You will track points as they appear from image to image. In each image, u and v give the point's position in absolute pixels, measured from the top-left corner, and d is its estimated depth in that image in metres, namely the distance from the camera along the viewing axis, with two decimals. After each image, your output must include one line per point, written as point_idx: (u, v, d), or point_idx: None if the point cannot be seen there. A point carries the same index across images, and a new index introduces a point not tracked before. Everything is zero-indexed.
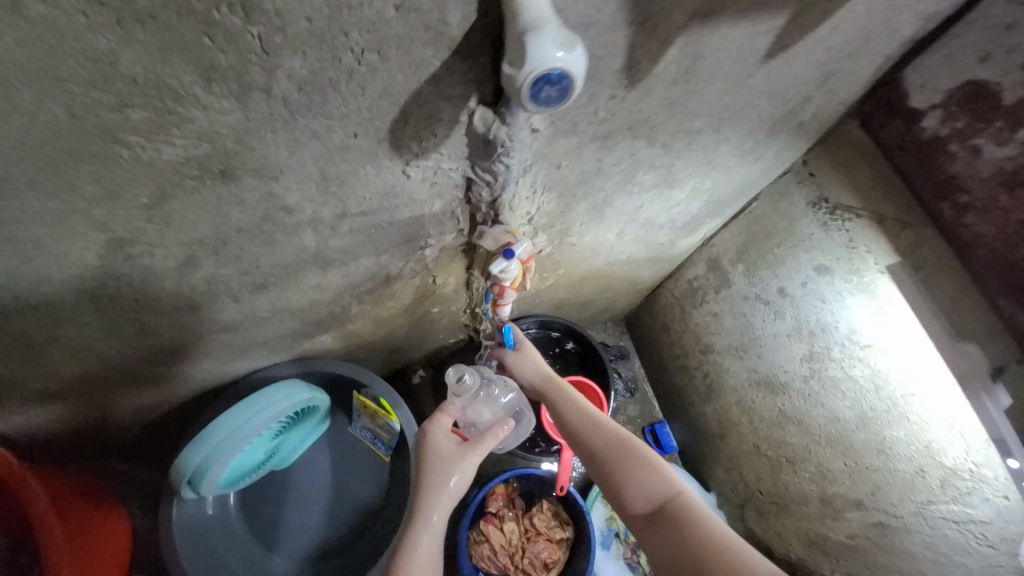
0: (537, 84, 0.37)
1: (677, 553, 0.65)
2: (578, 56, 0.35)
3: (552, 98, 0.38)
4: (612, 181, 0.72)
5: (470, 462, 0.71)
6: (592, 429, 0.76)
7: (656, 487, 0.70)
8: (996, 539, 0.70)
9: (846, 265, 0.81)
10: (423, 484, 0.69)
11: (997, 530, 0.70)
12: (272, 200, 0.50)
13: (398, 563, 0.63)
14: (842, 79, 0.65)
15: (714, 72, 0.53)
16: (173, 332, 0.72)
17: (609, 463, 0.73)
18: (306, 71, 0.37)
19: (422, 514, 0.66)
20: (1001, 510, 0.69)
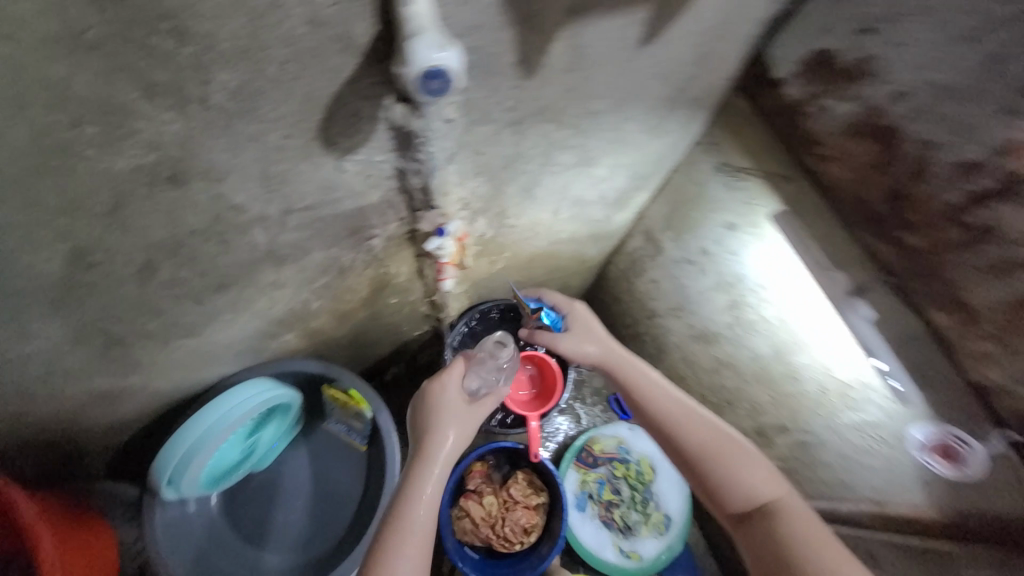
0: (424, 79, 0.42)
1: (767, 546, 0.66)
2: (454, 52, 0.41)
3: (439, 90, 0.43)
4: (534, 163, 0.81)
5: (472, 420, 0.76)
6: (708, 435, 0.74)
7: (753, 486, 0.70)
8: (889, 439, 0.78)
9: (747, 219, 0.90)
10: (430, 430, 0.74)
11: (887, 431, 0.78)
12: (219, 200, 0.55)
13: (399, 508, 0.67)
14: (718, 58, 0.75)
15: (599, 60, 0.62)
16: (138, 339, 0.76)
17: (720, 458, 0.72)
18: (237, 82, 0.43)
19: (429, 460, 0.72)
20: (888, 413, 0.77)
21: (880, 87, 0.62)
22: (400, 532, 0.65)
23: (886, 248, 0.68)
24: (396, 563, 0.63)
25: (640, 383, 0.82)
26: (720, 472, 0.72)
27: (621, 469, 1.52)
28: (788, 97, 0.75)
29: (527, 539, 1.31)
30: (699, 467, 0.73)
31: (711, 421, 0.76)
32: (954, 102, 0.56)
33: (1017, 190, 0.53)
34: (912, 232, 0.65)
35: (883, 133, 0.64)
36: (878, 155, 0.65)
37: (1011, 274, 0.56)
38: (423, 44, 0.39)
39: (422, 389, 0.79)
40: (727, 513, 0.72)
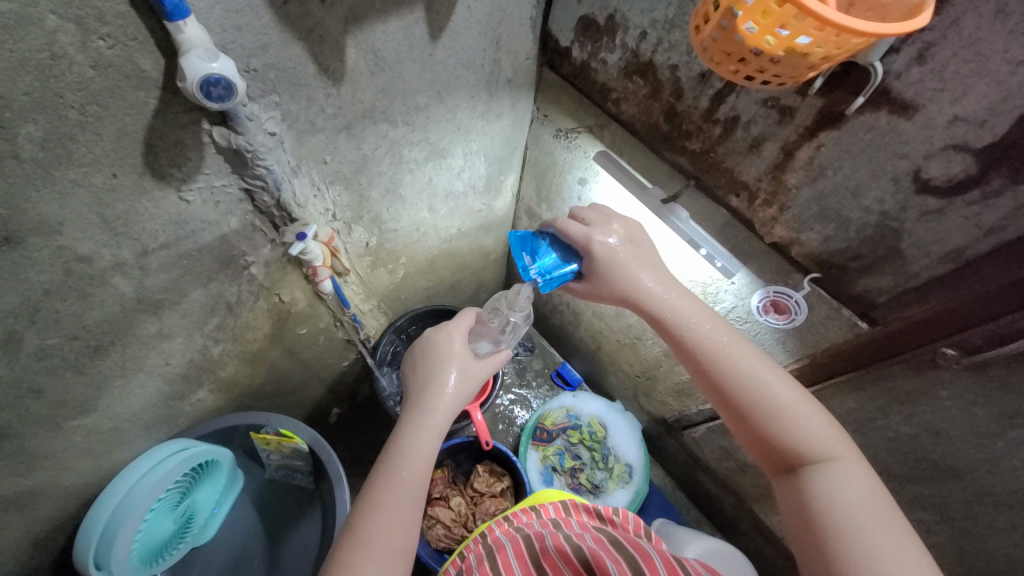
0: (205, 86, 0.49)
1: (802, 508, 0.63)
2: (231, 66, 0.48)
3: (223, 96, 0.50)
4: (386, 164, 0.89)
5: (470, 371, 0.83)
6: (749, 379, 0.68)
7: (816, 435, 0.65)
8: (745, 314, 0.90)
9: (590, 170, 1.02)
10: (434, 379, 0.80)
11: (741, 310, 0.90)
12: (65, 252, 0.58)
13: (393, 450, 0.73)
14: (513, 42, 0.88)
15: (399, 58, 0.72)
16: (23, 427, 0.75)
17: (773, 415, 0.67)
18: (42, 132, 0.48)
19: (427, 408, 0.78)
20: (737, 293, 0.88)
21: (630, 33, 0.77)
22: (392, 475, 0.70)
23: (683, 159, 0.83)
24: (386, 503, 0.68)
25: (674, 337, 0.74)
26: (759, 423, 0.67)
27: (576, 435, 1.59)
28: (578, 60, 0.89)
29: None
30: (753, 420, 0.68)
31: (756, 371, 0.69)
32: (677, 31, 0.71)
33: (736, 84, 0.68)
34: (692, 138, 0.79)
35: (644, 69, 0.79)
36: (647, 87, 0.81)
37: (759, 149, 0.71)
38: (197, 61, 0.46)
39: (426, 336, 0.86)
40: (772, 462, 0.69)
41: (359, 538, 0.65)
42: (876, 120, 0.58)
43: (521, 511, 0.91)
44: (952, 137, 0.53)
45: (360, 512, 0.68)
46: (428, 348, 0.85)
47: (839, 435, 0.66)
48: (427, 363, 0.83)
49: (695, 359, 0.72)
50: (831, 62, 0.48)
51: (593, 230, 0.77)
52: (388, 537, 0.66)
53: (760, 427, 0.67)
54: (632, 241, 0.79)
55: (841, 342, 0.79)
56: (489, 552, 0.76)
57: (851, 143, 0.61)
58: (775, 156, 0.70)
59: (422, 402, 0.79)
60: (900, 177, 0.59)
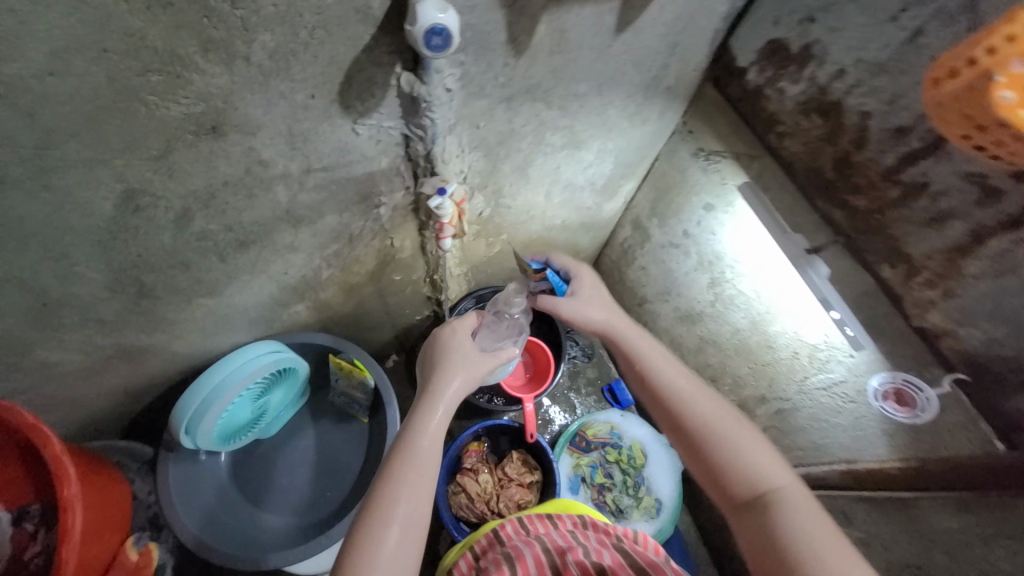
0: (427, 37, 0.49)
1: (766, 541, 0.60)
2: (455, 18, 0.48)
3: (440, 49, 0.50)
4: (527, 142, 0.90)
5: (476, 362, 0.77)
6: (696, 407, 0.70)
7: (761, 466, 0.66)
8: (853, 393, 0.86)
9: (723, 199, 1.00)
10: (438, 374, 0.74)
11: (852, 386, 0.86)
12: (251, 154, 0.65)
13: (399, 447, 0.66)
14: (688, 50, 0.86)
15: (580, 44, 0.72)
16: (164, 293, 0.85)
17: (718, 443, 0.68)
18: (275, 43, 0.53)
19: (435, 404, 0.71)
20: (850, 367, 0.85)
21: (825, 66, 0.72)
22: (403, 472, 0.63)
23: (839, 212, 0.77)
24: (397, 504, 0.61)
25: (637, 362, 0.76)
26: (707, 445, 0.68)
27: (613, 454, 1.56)
28: (751, 83, 0.84)
29: None
30: (700, 442, 0.69)
31: (700, 400, 0.71)
32: (885, 78, 0.65)
33: (939, 148, 0.62)
34: (858, 195, 0.73)
35: (828, 107, 0.73)
36: (824, 126, 0.75)
37: (941, 225, 0.65)
38: (429, 10, 0.47)
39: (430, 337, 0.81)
40: (727, 497, 0.67)
41: (371, 542, 0.59)
42: None
43: (536, 518, 0.87)
44: None
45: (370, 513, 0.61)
46: (431, 340, 0.80)
47: (783, 466, 0.67)
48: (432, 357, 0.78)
49: (644, 382, 0.75)
50: None
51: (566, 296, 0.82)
52: (398, 547, 0.59)
53: (710, 449, 0.68)
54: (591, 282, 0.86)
55: (965, 456, 0.73)
56: (507, 559, 0.73)
57: None
58: (959, 237, 0.63)
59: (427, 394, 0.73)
60: None
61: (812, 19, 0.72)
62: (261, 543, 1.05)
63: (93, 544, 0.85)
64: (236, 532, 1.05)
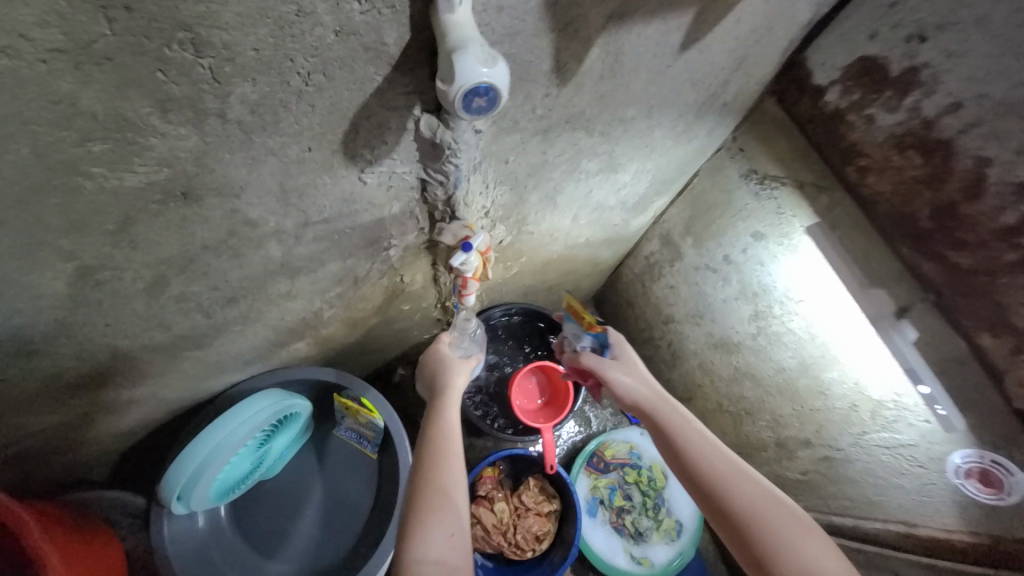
0: (467, 96, 0.41)
1: None
2: (503, 73, 0.40)
3: (482, 108, 0.43)
4: (560, 171, 0.77)
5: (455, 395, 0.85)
6: (738, 486, 0.63)
7: (814, 557, 0.57)
8: (925, 459, 0.78)
9: (778, 231, 0.87)
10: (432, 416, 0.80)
11: (924, 451, 0.78)
12: (236, 216, 0.52)
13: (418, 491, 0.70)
14: (755, 63, 0.72)
15: (636, 66, 0.59)
16: (144, 353, 0.74)
17: (762, 528, 0.59)
18: (258, 95, 0.40)
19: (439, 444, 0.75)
20: (925, 433, 0.76)
21: (934, 97, 0.62)
22: (434, 450, 0.74)
23: (928, 265, 0.69)
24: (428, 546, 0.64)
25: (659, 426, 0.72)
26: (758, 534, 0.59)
27: (632, 475, 1.50)
28: (830, 105, 0.74)
29: (538, 546, 1.29)
30: (740, 529, 0.60)
31: (742, 477, 0.64)
32: (1017, 119, 0.54)
33: None
34: (964, 251, 0.64)
35: (930, 147, 0.64)
36: (926, 169, 0.65)
37: None
38: (473, 64, 0.38)
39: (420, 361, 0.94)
40: None
41: (426, 510, 0.67)
42: None
43: None
44: None
45: (416, 491, 0.71)
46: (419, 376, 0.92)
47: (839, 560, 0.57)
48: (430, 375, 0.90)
49: (678, 456, 0.68)
50: None
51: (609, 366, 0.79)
52: (450, 505, 0.68)
53: (761, 541, 0.59)
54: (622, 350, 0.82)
55: None
56: None
57: None
58: None
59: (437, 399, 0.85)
60: None
61: (921, 37, 0.60)
62: None
63: None
64: None
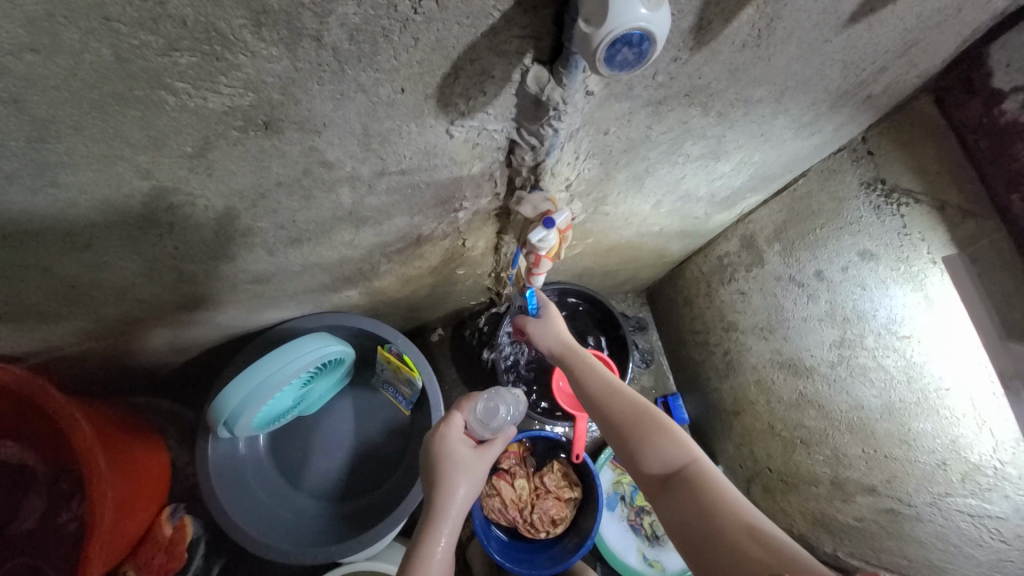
0: (614, 45, 0.34)
1: None
2: (663, 17, 0.33)
3: (627, 62, 0.35)
4: (658, 150, 0.69)
5: (478, 470, 0.76)
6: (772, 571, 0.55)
7: None
8: (1010, 534, 0.71)
9: (895, 253, 0.77)
10: (438, 486, 0.73)
11: (1012, 527, 0.71)
12: (313, 154, 0.48)
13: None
14: (923, 50, 0.60)
15: (787, 37, 0.49)
16: (207, 281, 0.73)
17: None
18: (360, 18, 0.34)
19: (439, 522, 0.70)
20: (1019, 507, 0.69)
21: None
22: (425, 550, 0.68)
23: None
24: None
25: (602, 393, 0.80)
26: None
27: None
28: (1007, 117, 0.63)
29: (553, 530, 1.28)
30: None
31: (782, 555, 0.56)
32: None
33: None
34: None
35: None
36: None
37: None
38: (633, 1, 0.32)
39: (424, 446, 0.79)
40: None
41: None
42: None
43: None
44: None
45: None
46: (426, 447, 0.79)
47: None
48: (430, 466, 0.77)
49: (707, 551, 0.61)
50: None
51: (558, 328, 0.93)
52: None
53: None
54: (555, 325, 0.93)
55: None
56: None
57: None
58: None
59: (432, 512, 0.72)
60: None
61: None
62: (294, 527, 1.02)
63: (124, 522, 0.83)
64: (268, 512, 1.01)
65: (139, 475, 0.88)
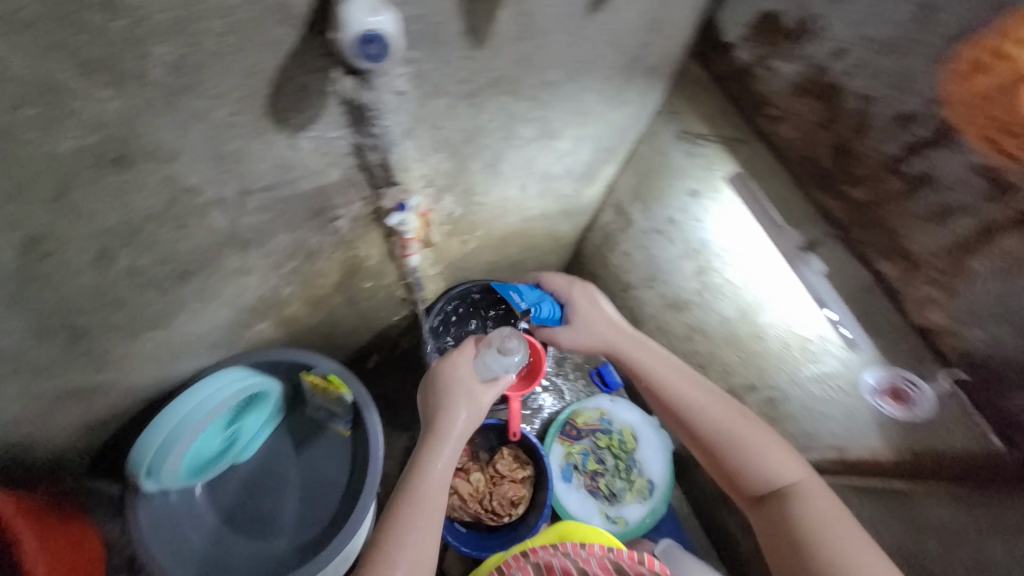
0: (362, 44, 0.45)
1: None
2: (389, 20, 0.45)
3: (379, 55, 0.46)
4: (497, 137, 0.81)
5: (478, 400, 0.80)
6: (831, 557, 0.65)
7: None
8: (847, 385, 0.81)
9: (708, 185, 0.93)
10: (442, 407, 0.77)
11: (845, 379, 0.81)
12: (172, 182, 0.55)
13: (406, 488, 0.70)
14: (669, 25, 0.77)
15: (549, 28, 0.63)
16: (104, 335, 0.75)
17: None
18: (176, 56, 0.43)
19: (438, 437, 0.75)
20: (844, 361, 0.79)
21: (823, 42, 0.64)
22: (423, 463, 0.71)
23: (834, 203, 0.71)
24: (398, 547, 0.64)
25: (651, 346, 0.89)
26: None
27: (604, 439, 1.54)
28: None
29: (515, 511, 1.33)
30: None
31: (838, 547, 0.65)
32: (895, 57, 0.58)
33: (946, 138, 0.56)
34: (857, 185, 0.67)
35: (826, 90, 0.66)
36: (822, 112, 0.68)
37: (944, 220, 0.60)
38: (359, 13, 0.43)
39: (432, 369, 0.82)
40: None
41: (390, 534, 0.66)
42: None
43: None
44: None
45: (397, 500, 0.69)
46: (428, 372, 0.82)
47: None
48: (431, 392, 0.80)
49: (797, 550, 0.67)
50: None
51: (571, 285, 0.96)
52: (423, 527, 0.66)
53: None
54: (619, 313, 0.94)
55: (959, 449, 0.70)
56: None
57: None
58: (965, 233, 0.58)
59: (433, 433, 0.76)
60: None
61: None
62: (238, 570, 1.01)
63: None
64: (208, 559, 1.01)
65: (78, 556, 0.87)
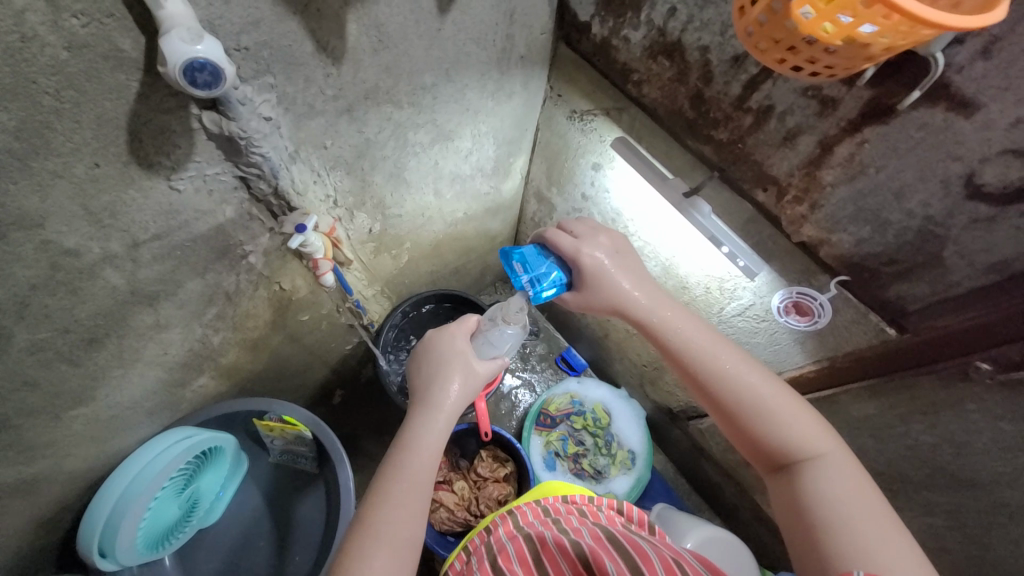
0: (188, 72, 0.46)
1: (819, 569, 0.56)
2: (213, 46, 0.46)
3: (210, 81, 0.48)
4: (390, 147, 0.84)
5: (473, 377, 0.76)
6: (836, 517, 0.57)
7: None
8: (764, 313, 0.87)
9: (606, 156, 0.98)
10: (436, 378, 0.74)
11: (760, 307, 0.87)
12: (50, 247, 0.55)
13: (397, 452, 0.67)
14: (527, 15, 0.82)
15: (404, 36, 0.66)
16: (23, 422, 0.73)
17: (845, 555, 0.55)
18: (16, 121, 0.44)
19: (432, 407, 0.72)
20: (755, 291, 0.84)
21: (657, 8, 0.71)
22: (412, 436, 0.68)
23: (708, 149, 0.77)
24: (382, 510, 0.62)
25: (664, 302, 0.76)
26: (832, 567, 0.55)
27: (580, 421, 1.54)
28: None
29: None
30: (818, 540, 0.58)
31: (847, 508, 0.58)
32: (708, 9, 0.65)
33: (774, 71, 0.62)
34: (718, 127, 0.74)
35: (670, 49, 0.73)
36: (673, 69, 0.74)
37: (793, 142, 0.66)
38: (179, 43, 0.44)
39: (426, 338, 0.81)
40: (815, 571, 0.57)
41: (373, 503, 0.63)
42: (929, 117, 0.53)
43: None
44: (1012, 142, 0.49)
45: (383, 472, 0.66)
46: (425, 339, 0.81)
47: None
48: (427, 364, 0.77)
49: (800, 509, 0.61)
50: (891, 54, 0.43)
51: (582, 243, 0.77)
52: (407, 503, 0.63)
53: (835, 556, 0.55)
54: (619, 253, 0.79)
55: (863, 346, 0.77)
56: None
57: (898, 141, 0.56)
58: (810, 150, 0.65)
59: (425, 405, 0.72)
60: (950, 181, 0.55)
61: None
62: None
63: None
64: None
65: None
